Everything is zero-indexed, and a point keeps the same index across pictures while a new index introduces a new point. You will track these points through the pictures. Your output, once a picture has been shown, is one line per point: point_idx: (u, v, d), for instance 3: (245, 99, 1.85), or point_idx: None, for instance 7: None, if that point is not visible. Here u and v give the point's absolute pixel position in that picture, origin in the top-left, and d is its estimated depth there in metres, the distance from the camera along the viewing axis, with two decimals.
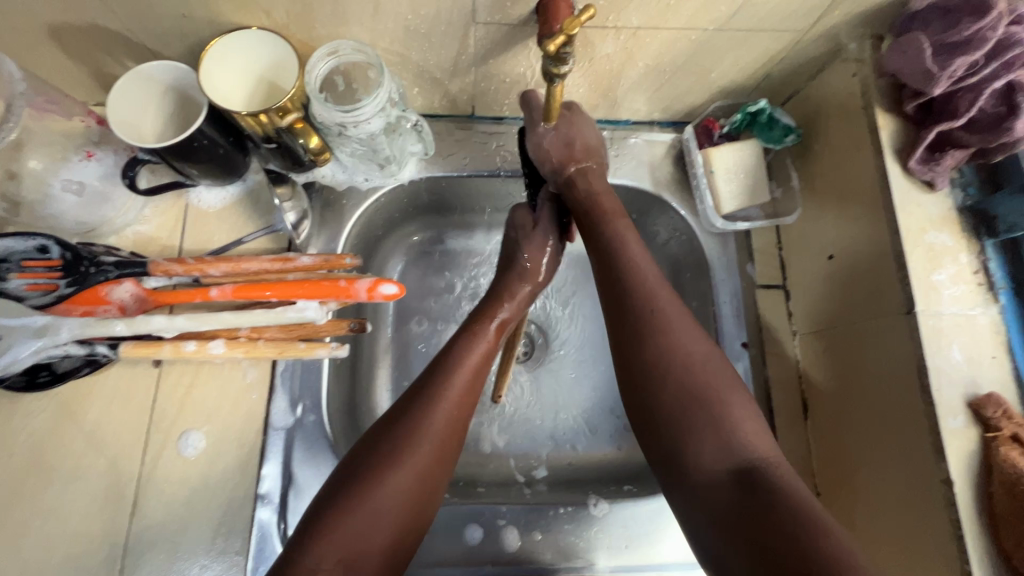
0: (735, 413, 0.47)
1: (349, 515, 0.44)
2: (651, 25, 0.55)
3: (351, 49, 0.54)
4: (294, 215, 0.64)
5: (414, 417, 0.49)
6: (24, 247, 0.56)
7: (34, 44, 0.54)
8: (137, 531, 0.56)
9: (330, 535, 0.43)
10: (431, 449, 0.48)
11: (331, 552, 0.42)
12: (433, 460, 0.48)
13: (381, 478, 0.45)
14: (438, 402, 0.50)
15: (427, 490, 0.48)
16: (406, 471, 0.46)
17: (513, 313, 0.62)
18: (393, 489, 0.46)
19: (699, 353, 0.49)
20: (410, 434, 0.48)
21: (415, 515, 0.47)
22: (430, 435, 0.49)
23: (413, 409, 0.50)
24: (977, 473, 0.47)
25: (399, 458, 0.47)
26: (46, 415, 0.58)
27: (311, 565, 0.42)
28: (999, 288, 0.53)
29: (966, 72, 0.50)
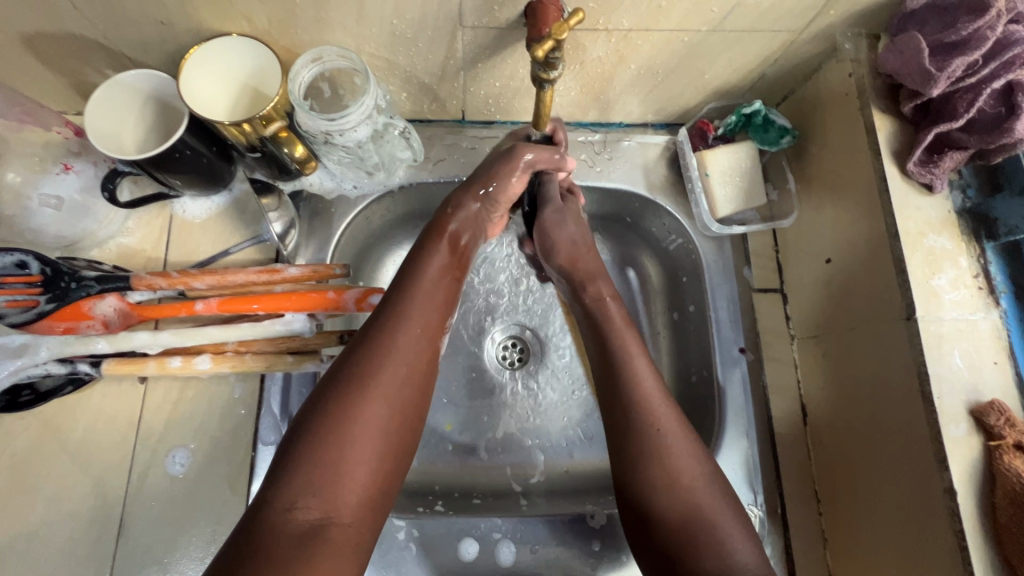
0: (739, 537, 0.46)
1: (321, 451, 0.43)
2: (642, 27, 0.53)
3: (334, 55, 0.53)
4: (281, 225, 0.63)
5: (374, 347, 0.48)
6: (3, 263, 0.54)
7: (10, 55, 0.53)
8: (124, 552, 0.54)
9: (301, 474, 0.42)
10: (397, 381, 0.48)
11: (304, 493, 0.42)
12: (400, 393, 0.48)
13: (351, 413, 0.45)
14: (400, 329, 0.50)
15: (399, 432, 0.47)
16: (374, 404, 0.46)
17: (464, 226, 0.59)
18: (363, 422, 0.45)
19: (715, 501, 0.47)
20: (371, 363, 0.47)
21: (389, 463, 0.46)
22: (396, 359, 0.48)
23: (375, 340, 0.49)
24: (981, 482, 0.47)
25: (363, 387, 0.46)
26: (29, 434, 0.56)
27: (284, 510, 0.41)
28: (1000, 292, 0.52)
29: (964, 72, 0.49)
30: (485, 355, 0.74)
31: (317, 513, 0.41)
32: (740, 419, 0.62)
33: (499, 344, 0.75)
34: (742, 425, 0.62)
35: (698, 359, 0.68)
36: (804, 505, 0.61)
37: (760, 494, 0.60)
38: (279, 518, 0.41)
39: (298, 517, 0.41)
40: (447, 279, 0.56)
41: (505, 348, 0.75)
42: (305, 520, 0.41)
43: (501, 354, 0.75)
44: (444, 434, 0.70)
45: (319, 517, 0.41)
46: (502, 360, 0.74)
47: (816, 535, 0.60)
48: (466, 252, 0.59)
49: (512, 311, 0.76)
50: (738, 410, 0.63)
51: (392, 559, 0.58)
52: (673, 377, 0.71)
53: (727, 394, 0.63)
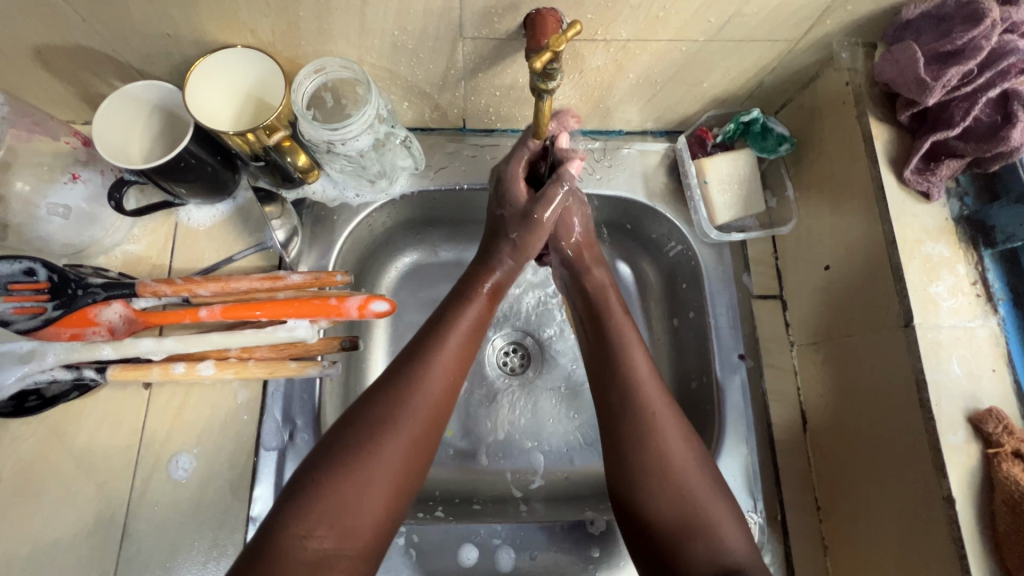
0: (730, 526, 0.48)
1: (343, 487, 0.43)
2: (640, 38, 0.54)
3: (337, 66, 0.54)
4: (284, 233, 0.64)
5: (403, 385, 0.49)
6: (12, 271, 0.56)
7: (20, 67, 0.54)
8: (128, 556, 0.55)
9: (318, 505, 0.43)
10: (421, 421, 0.48)
11: (320, 523, 0.42)
12: (424, 430, 0.48)
13: (375, 451, 0.45)
14: (430, 369, 0.51)
15: (416, 471, 0.47)
16: (396, 444, 0.46)
17: (505, 278, 0.61)
18: (384, 458, 0.45)
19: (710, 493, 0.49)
20: (398, 402, 0.48)
21: (403, 498, 0.47)
22: (423, 398, 0.49)
23: (407, 382, 0.49)
24: (980, 489, 0.47)
25: (389, 426, 0.46)
26: (36, 439, 0.57)
27: (299, 537, 0.42)
28: (998, 299, 0.52)
29: (959, 81, 0.49)
30: (486, 361, 0.75)
31: (330, 543, 0.42)
32: (739, 426, 0.62)
33: (500, 350, 0.76)
34: (741, 431, 0.62)
35: (697, 366, 0.68)
36: (804, 512, 0.61)
37: (760, 500, 0.60)
38: (294, 545, 0.41)
39: (312, 545, 0.42)
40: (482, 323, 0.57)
41: (505, 354, 0.76)
42: (319, 549, 0.42)
43: (502, 360, 0.75)
44: (444, 438, 0.70)
45: (332, 547, 0.42)
46: (502, 366, 0.75)
47: (816, 543, 0.60)
48: (499, 295, 0.60)
49: (512, 318, 0.77)
50: (737, 417, 0.63)
51: (393, 565, 0.58)
52: (672, 383, 0.72)
53: (726, 401, 0.63)
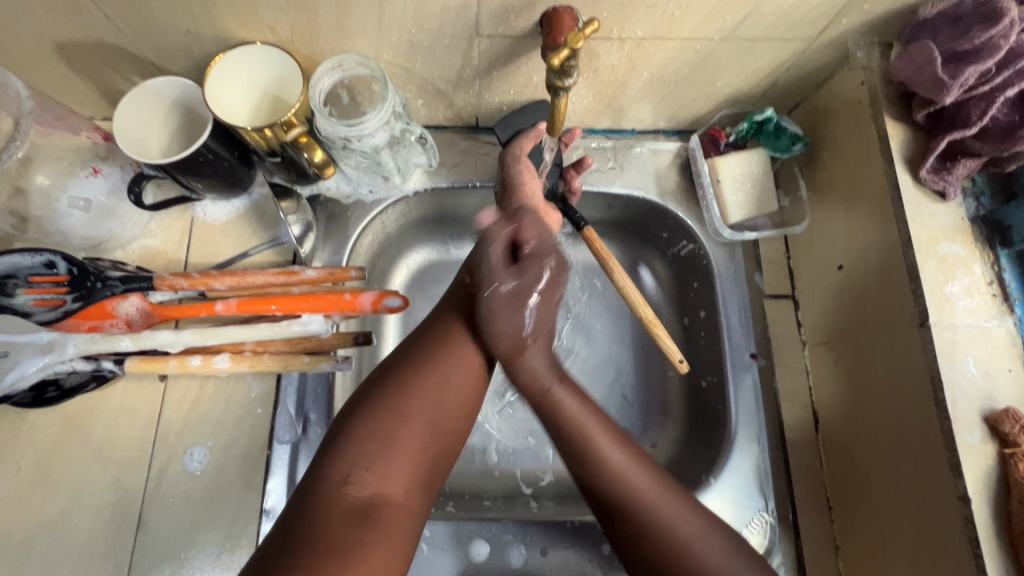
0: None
1: (379, 426, 0.44)
2: (655, 36, 0.54)
3: (354, 63, 0.54)
4: (299, 228, 0.65)
5: (434, 340, 0.50)
6: (31, 263, 0.56)
7: (43, 62, 0.55)
8: (143, 546, 0.55)
9: (360, 447, 0.43)
10: (453, 372, 0.49)
11: (360, 466, 0.43)
12: (458, 382, 0.49)
13: (409, 396, 0.46)
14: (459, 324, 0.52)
15: (451, 423, 0.48)
16: (428, 392, 0.47)
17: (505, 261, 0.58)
18: (418, 408, 0.46)
19: (686, 525, 0.43)
20: (428, 355, 0.49)
21: (440, 453, 0.47)
22: (453, 351, 0.50)
23: (436, 334, 0.51)
24: (995, 490, 0.46)
25: (421, 374, 0.48)
26: (54, 431, 0.58)
27: (341, 481, 0.42)
28: (1014, 299, 0.52)
29: (977, 80, 0.49)
30: None
31: (370, 490, 0.42)
32: (751, 424, 0.62)
33: None
34: (753, 430, 0.62)
35: (709, 365, 0.68)
36: (816, 512, 0.60)
37: (771, 500, 0.60)
38: (334, 492, 0.42)
39: (353, 492, 0.42)
40: None
41: None
42: (359, 496, 0.42)
43: None
44: None
45: (370, 493, 0.42)
46: None
47: (828, 543, 0.59)
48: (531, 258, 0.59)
49: None
50: (749, 415, 0.63)
51: None
52: (682, 383, 0.72)
53: (738, 399, 0.63)
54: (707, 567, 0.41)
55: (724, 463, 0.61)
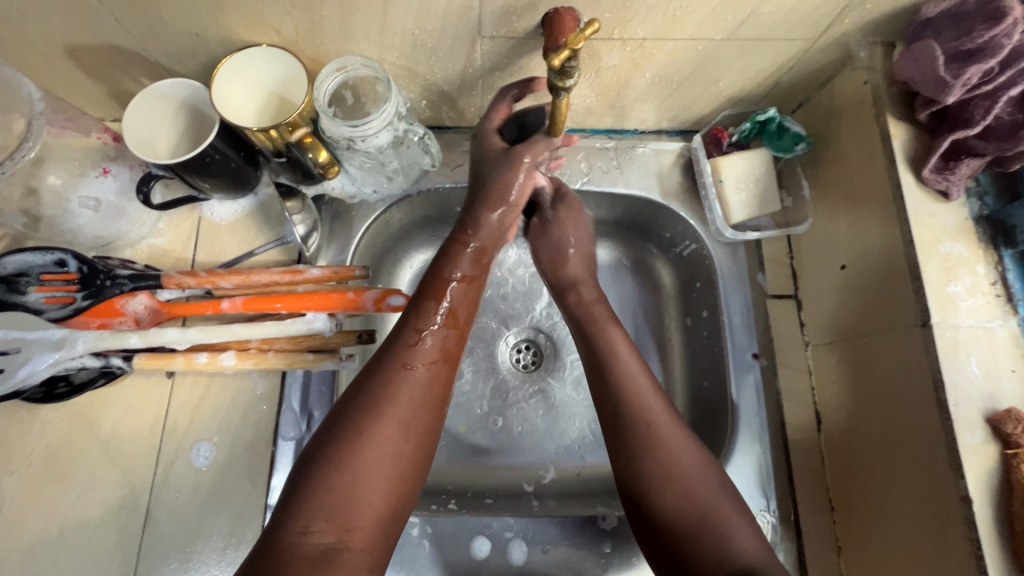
0: (738, 524, 0.46)
1: (334, 469, 0.43)
2: (657, 37, 0.55)
3: (358, 64, 0.55)
4: (304, 227, 0.66)
5: (386, 371, 0.49)
6: (43, 262, 0.58)
7: (55, 64, 0.56)
8: (150, 540, 0.56)
9: (315, 498, 0.42)
10: (408, 406, 0.47)
11: (316, 517, 0.41)
12: (415, 414, 0.47)
13: (361, 439, 0.45)
14: (413, 349, 0.51)
15: (412, 459, 0.46)
16: (387, 428, 0.46)
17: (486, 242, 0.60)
18: (377, 445, 0.45)
19: (686, 460, 0.49)
20: (384, 388, 0.47)
21: (401, 492, 0.45)
22: (407, 380, 0.49)
23: (387, 368, 0.49)
24: (997, 491, 0.46)
25: (374, 412, 0.46)
26: (63, 426, 0.59)
27: (298, 533, 0.41)
28: (1018, 299, 0.52)
29: (980, 80, 0.49)
30: (499, 357, 0.75)
31: (330, 537, 0.41)
32: (752, 423, 0.62)
33: (513, 347, 0.76)
34: (755, 429, 0.62)
35: (710, 365, 0.68)
36: (818, 513, 0.60)
37: (773, 500, 0.60)
38: (292, 541, 0.41)
39: (312, 540, 0.41)
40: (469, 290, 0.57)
41: (518, 351, 0.76)
42: (319, 543, 0.41)
43: (515, 357, 0.76)
44: (457, 433, 0.71)
45: (331, 541, 0.41)
46: (516, 362, 0.76)
47: (830, 543, 0.59)
48: (484, 260, 0.60)
49: (527, 314, 0.78)
50: (751, 415, 0.63)
51: (407, 556, 0.59)
52: (685, 382, 0.72)
53: (740, 399, 0.63)
54: (683, 474, 0.48)
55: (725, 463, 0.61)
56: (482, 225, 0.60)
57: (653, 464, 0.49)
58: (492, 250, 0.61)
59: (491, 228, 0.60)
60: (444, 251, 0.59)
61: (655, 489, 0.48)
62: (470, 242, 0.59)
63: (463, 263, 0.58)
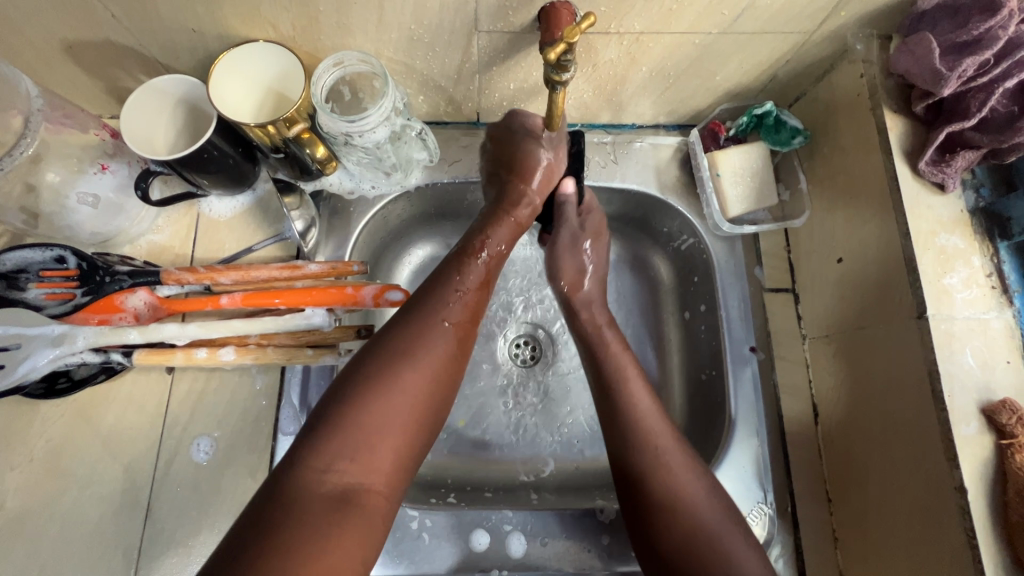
0: (745, 552, 0.47)
1: (362, 413, 0.43)
2: (653, 30, 0.55)
3: (355, 59, 0.55)
4: (302, 223, 0.66)
5: (417, 324, 0.49)
6: (42, 258, 0.58)
7: (52, 61, 0.56)
8: (151, 534, 0.57)
9: (341, 437, 0.42)
10: (436, 359, 0.48)
11: (341, 455, 0.41)
12: (443, 368, 0.48)
13: (391, 385, 0.45)
14: (445, 307, 0.51)
15: (433, 414, 0.47)
16: (414, 378, 0.46)
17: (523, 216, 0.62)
18: (405, 395, 0.45)
19: (693, 490, 0.49)
20: (414, 341, 0.48)
21: (417, 441, 0.46)
22: (439, 338, 0.49)
23: (418, 319, 0.50)
24: (992, 481, 0.46)
25: (404, 360, 0.46)
26: (64, 422, 0.59)
27: (319, 471, 0.41)
28: (1013, 291, 0.52)
29: (976, 72, 0.49)
30: (499, 351, 0.76)
31: (350, 478, 0.41)
32: (750, 416, 0.63)
33: (511, 342, 0.77)
34: (752, 422, 0.63)
35: (708, 358, 0.69)
36: (814, 504, 0.61)
37: (770, 491, 0.60)
38: (312, 477, 0.40)
39: (332, 480, 0.41)
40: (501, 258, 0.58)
41: (517, 346, 0.77)
42: (338, 484, 0.41)
43: (513, 352, 0.76)
44: (456, 427, 0.72)
45: (350, 483, 0.41)
46: (514, 357, 0.76)
47: (826, 535, 0.60)
48: (518, 232, 0.61)
49: (525, 310, 0.78)
50: (748, 408, 0.63)
51: (406, 549, 0.59)
52: (683, 376, 0.72)
53: (737, 392, 0.64)
54: (687, 492, 0.49)
55: (722, 456, 0.61)
56: (516, 196, 0.62)
57: (652, 460, 0.51)
58: (524, 223, 0.62)
59: (527, 203, 0.62)
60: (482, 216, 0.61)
61: (665, 512, 0.48)
62: (515, 214, 0.61)
63: (500, 230, 0.59)
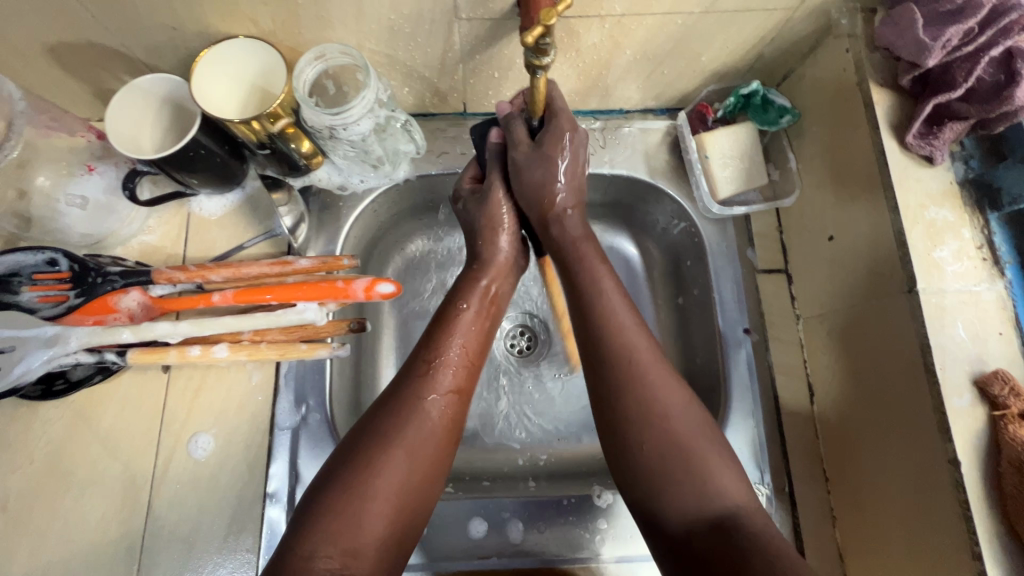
0: (719, 470, 0.47)
1: (343, 501, 0.44)
2: (635, 12, 0.54)
3: (336, 52, 0.55)
4: (291, 219, 0.66)
5: (398, 407, 0.50)
6: (35, 261, 0.58)
7: (36, 64, 0.57)
8: (152, 531, 0.57)
9: (325, 524, 0.43)
10: (420, 437, 0.48)
11: (324, 542, 0.42)
12: (426, 447, 0.48)
13: (374, 469, 0.46)
14: (425, 385, 0.51)
15: (422, 490, 0.47)
16: (395, 458, 0.47)
17: (496, 279, 0.61)
18: (388, 477, 0.46)
19: (677, 401, 0.50)
20: (395, 423, 0.48)
21: (408, 522, 0.47)
22: (421, 416, 0.49)
23: (401, 400, 0.50)
24: (985, 453, 0.46)
25: (386, 444, 0.47)
26: (62, 423, 0.60)
27: (305, 559, 0.42)
28: (1005, 263, 0.51)
29: (960, 41, 0.48)
30: (494, 344, 0.76)
31: (336, 563, 0.42)
32: (746, 398, 0.63)
33: (508, 333, 0.77)
34: (747, 404, 0.62)
35: (703, 341, 0.69)
36: (812, 483, 0.61)
37: (766, 472, 0.60)
38: (300, 566, 0.41)
39: (318, 566, 0.41)
40: (481, 322, 0.58)
41: (513, 337, 0.77)
42: (326, 569, 0.41)
43: (510, 344, 0.76)
44: None
45: (338, 567, 0.42)
46: (510, 348, 0.76)
47: (824, 513, 0.60)
48: (499, 299, 0.61)
49: (521, 300, 0.78)
50: (743, 390, 0.63)
51: None
52: (678, 360, 0.72)
53: (731, 374, 0.64)
54: (672, 425, 0.49)
55: None
56: (490, 264, 0.61)
57: (637, 403, 0.49)
58: (503, 289, 0.61)
59: (501, 267, 0.61)
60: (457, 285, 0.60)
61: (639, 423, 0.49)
62: (483, 282, 0.59)
63: (473, 295, 0.58)
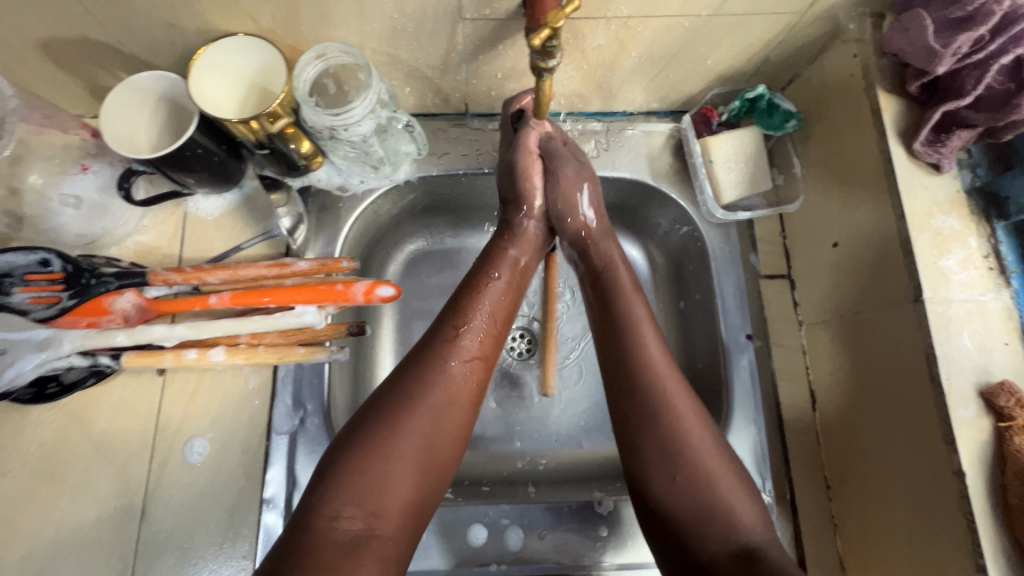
0: (736, 495, 0.47)
1: (365, 463, 0.44)
2: (642, 14, 0.53)
3: (338, 51, 0.54)
4: (290, 220, 0.65)
5: (423, 367, 0.49)
6: (27, 261, 0.57)
7: (29, 60, 0.55)
8: (147, 537, 0.56)
9: (348, 486, 0.43)
10: (444, 400, 0.48)
11: (347, 504, 0.42)
12: (449, 410, 0.48)
13: (395, 430, 0.45)
14: (451, 348, 0.51)
15: (444, 455, 0.47)
16: (418, 420, 0.46)
17: (525, 249, 0.60)
18: (411, 440, 0.45)
19: (681, 414, 0.50)
20: (418, 385, 0.48)
21: (432, 484, 0.46)
22: (445, 380, 0.49)
23: (424, 362, 0.50)
24: (990, 464, 0.46)
25: (410, 403, 0.47)
26: (55, 427, 0.58)
27: (331, 518, 0.42)
28: (1012, 272, 0.51)
29: (971, 48, 0.48)
30: None
31: (360, 523, 0.42)
32: (747, 404, 0.62)
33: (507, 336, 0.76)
34: (749, 410, 0.62)
35: (705, 346, 0.68)
36: (814, 491, 0.60)
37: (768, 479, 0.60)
38: (324, 526, 0.42)
39: (342, 526, 0.41)
40: (509, 293, 0.57)
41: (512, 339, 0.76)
42: (349, 529, 0.42)
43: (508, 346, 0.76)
44: None
45: (361, 527, 0.42)
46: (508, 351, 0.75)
47: (825, 521, 0.59)
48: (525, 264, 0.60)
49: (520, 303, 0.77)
50: (745, 396, 0.63)
51: None
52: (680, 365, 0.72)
53: (734, 379, 0.63)
54: (684, 433, 0.49)
55: None
56: (521, 236, 0.60)
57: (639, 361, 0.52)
58: (531, 261, 0.61)
59: (531, 233, 0.61)
60: (484, 254, 0.60)
61: (669, 457, 0.48)
62: (516, 254, 0.60)
63: (503, 264, 0.58)
